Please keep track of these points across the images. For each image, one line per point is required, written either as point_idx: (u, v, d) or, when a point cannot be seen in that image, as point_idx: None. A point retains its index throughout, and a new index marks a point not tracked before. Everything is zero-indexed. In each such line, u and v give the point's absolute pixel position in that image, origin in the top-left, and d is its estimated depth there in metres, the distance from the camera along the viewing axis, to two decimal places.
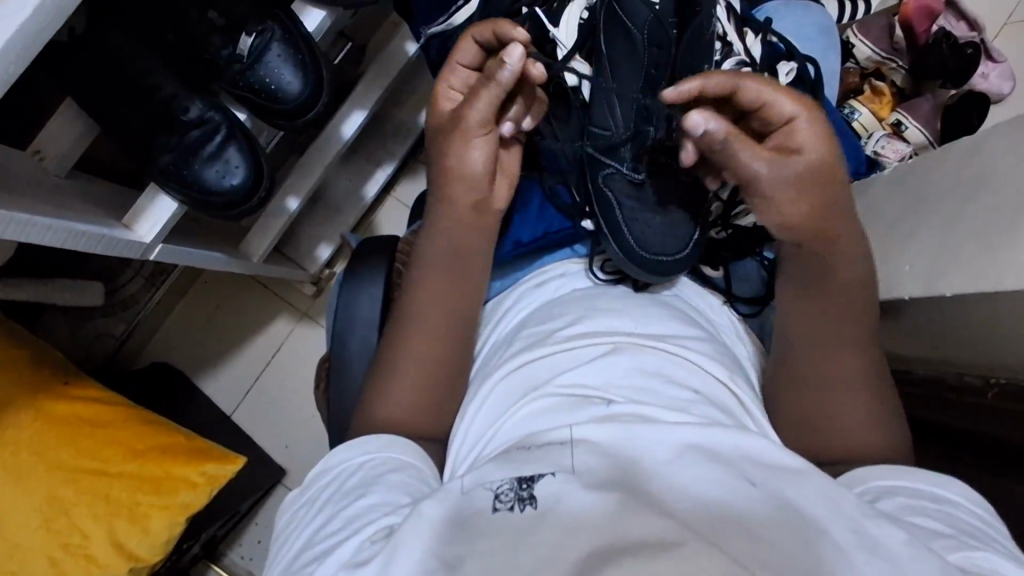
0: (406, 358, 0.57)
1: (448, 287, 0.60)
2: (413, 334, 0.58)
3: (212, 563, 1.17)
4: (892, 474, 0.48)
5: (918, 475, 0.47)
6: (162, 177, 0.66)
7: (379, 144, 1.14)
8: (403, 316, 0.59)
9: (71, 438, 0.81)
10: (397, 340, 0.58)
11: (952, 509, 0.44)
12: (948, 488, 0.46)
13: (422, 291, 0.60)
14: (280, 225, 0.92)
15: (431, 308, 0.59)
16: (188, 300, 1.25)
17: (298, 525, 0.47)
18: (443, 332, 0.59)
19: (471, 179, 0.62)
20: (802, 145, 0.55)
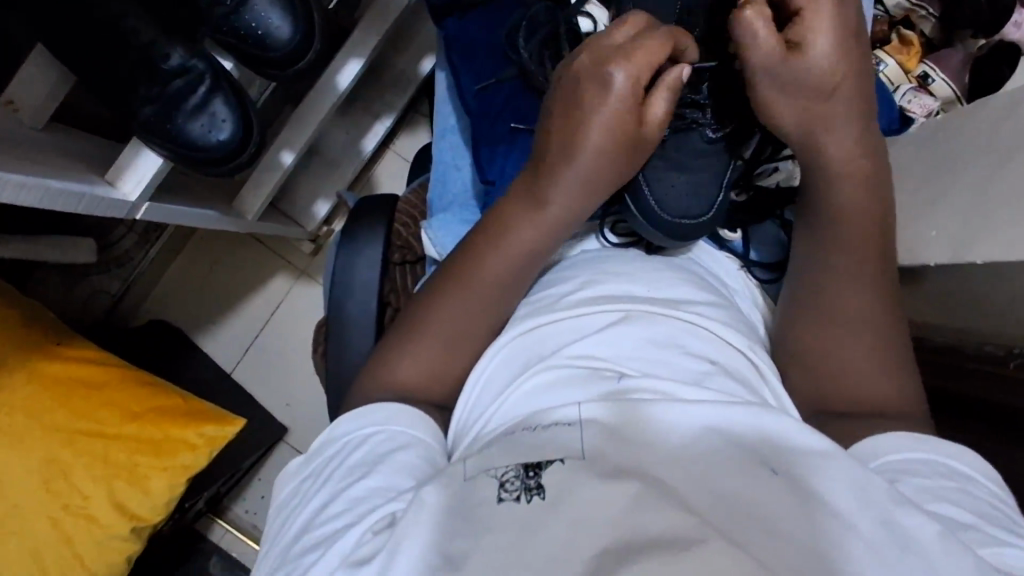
0: (431, 330, 0.53)
1: (523, 258, 0.55)
2: (444, 304, 0.54)
3: (217, 517, 1.18)
4: (909, 446, 0.45)
5: (932, 444, 0.45)
6: (146, 133, 0.61)
7: (377, 95, 1.08)
8: (457, 286, 0.54)
9: (66, 400, 0.80)
10: (428, 309, 0.54)
11: (971, 488, 0.42)
12: (964, 463, 0.44)
13: (467, 286, 0.54)
14: (274, 179, 0.88)
15: (490, 282, 0.54)
16: (183, 257, 1.23)
17: (297, 504, 0.46)
18: (490, 306, 0.54)
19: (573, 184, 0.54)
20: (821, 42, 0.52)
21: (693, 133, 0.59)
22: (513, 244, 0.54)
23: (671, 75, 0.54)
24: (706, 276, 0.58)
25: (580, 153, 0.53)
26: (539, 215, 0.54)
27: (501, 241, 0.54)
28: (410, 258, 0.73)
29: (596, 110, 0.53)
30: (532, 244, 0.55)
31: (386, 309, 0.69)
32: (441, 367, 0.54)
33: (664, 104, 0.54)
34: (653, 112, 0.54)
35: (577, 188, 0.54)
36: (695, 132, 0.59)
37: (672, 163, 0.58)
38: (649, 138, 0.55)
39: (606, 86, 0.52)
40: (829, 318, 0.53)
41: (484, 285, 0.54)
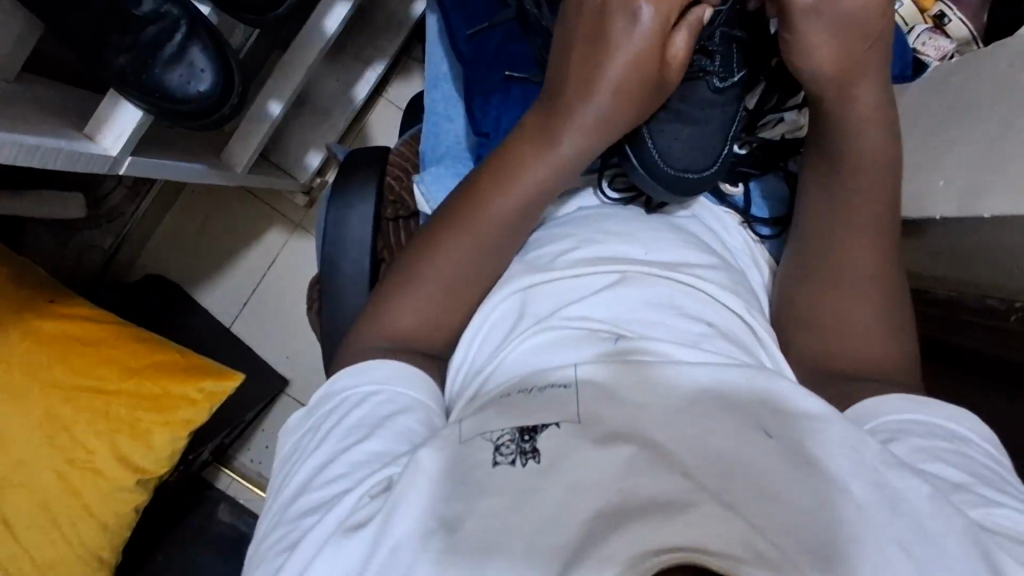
0: (431, 276, 0.53)
1: (530, 202, 0.53)
2: (445, 252, 0.53)
3: (223, 466, 1.22)
4: (906, 408, 0.46)
5: (931, 407, 0.46)
6: (121, 83, 0.58)
7: (368, 39, 1.04)
8: (460, 230, 0.53)
9: (64, 357, 0.80)
10: (428, 256, 0.53)
11: (967, 449, 0.42)
12: (960, 425, 0.44)
13: (466, 232, 0.53)
14: (263, 130, 0.85)
15: (493, 227, 0.53)
16: (176, 210, 1.21)
17: (294, 464, 0.46)
18: (494, 252, 0.53)
19: (583, 125, 0.51)
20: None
21: (701, 82, 0.56)
22: (521, 187, 0.53)
23: (696, 15, 0.51)
24: (706, 235, 0.57)
25: (592, 91, 0.51)
26: (549, 156, 0.52)
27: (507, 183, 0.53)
28: (403, 213, 0.71)
29: (620, 46, 0.50)
30: (539, 186, 0.53)
31: (380, 265, 0.68)
32: (438, 322, 0.53)
33: (686, 41, 0.51)
34: (675, 52, 0.51)
35: (591, 129, 0.52)
36: (703, 82, 0.56)
37: (677, 114, 0.56)
38: (668, 81, 0.52)
39: (633, 20, 0.49)
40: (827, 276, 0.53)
41: (488, 228, 0.53)
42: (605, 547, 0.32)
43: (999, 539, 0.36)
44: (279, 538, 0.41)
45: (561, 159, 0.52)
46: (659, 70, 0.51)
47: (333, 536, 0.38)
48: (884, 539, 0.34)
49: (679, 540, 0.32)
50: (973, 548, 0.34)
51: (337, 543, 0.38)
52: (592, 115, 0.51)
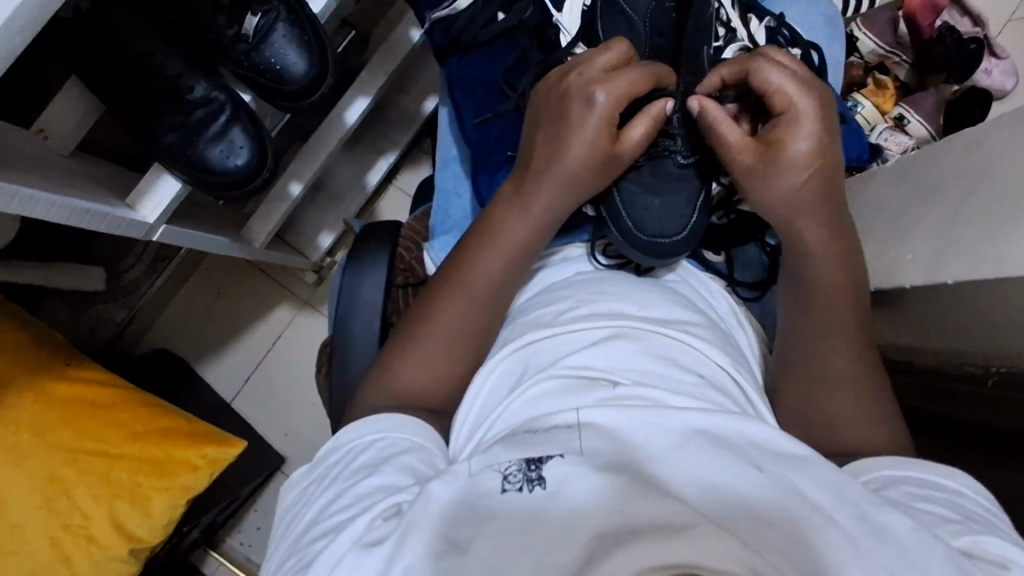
0: (432, 335, 0.56)
1: (514, 256, 0.59)
2: (443, 311, 0.57)
3: (212, 549, 1.18)
4: (897, 465, 0.48)
5: (922, 464, 0.48)
6: (167, 157, 0.66)
7: (382, 132, 1.14)
8: (455, 285, 0.58)
9: (73, 419, 0.81)
10: (429, 313, 0.57)
11: (958, 498, 0.44)
12: (954, 480, 0.46)
13: (461, 289, 0.57)
14: (283, 209, 0.92)
15: (482, 284, 0.57)
16: (189, 287, 1.26)
17: (305, 502, 0.48)
18: (484, 306, 0.57)
19: (564, 187, 0.59)
20: (786, 128, 0.55)
21: (666, 160, 0.62)
22: (507, 240, 0.58)
23: (657, 107, 0.58)
24: (694, 296, 0.61)
25: (563, 159, 0.58)
26: (531, 219, 0.59)
27: (497, 242, 0.58)
28: (412, 281, 0.76)
29: (581, 120, 0.57)
30: (520, 241, 0.59)
31: (388, 328, 0.72)
32: (443, 372, 0.56)
33: (642, 131, 0.58)
34: (629, 136, 0.58)
35: (557, 186, 0.58)
36: (668, 159, 0.62)
37: (650, 187, 0.62)
38: (621, 156, 0.59)
39: (588, 103, 0.57)
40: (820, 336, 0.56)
41: (483, 283, 0.57)
42: (612, 559, 0.36)
43: (981, 565, 0.38)
44: (295, 562, 0.43)
45: (534, 219, 0.59)
46: (614, 148, 0.58)
47: (349, 553, 0.41)
48: (874, 568, 0.37)
49: (683, 556, 0.35)
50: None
51: (352, 562, 0.40)
52: (564, 173, 0.58)
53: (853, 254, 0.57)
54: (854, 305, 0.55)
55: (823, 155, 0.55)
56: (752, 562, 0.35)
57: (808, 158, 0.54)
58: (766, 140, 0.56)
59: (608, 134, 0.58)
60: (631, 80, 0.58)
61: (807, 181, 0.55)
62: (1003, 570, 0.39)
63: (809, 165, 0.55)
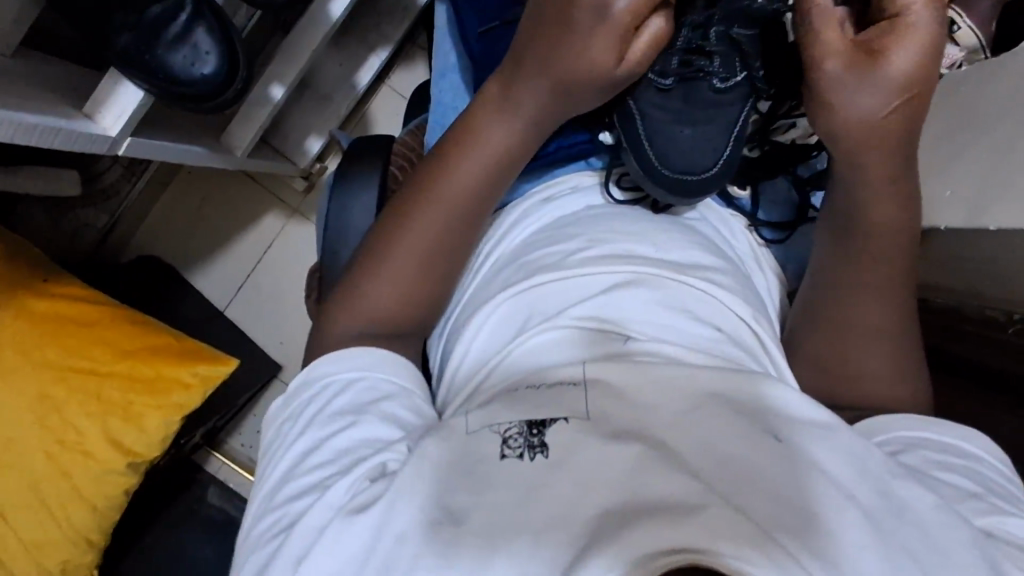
0: (399, 254, 0.52)
1: (493, 170, 0.53)
2: (411, 225, 0.52)
3: (213, 450, 1.21)
4: (916, 426, 0.46)
5: (938, 425, 0.46)
6: (122, 62, 0.57)
7: (373, 24, 1.02)
8: (427, 199, 0.52)
9: (58, 337, 0.79)
10: (397, 228, 0.52)
11: (976, 466, 0.43)
12: (971, 445, 0.45)
13: (435, 201, 0.52)
14: (267, 112, 0.84)
15: (456, 198, 0.52)
16: (172, 191, 1.19)
17: (281, 444, 0.46)
18: (457, 224, 0.53)
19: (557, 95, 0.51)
20: (900, 37, 0.46)
21: (701, 82, 0.55)
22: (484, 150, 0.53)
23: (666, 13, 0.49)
24: (715, 239, 0.56)
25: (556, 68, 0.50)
26: (509, 131, 0.52)
27: (474, 150, 0.52)
28: None
29: (584, 35, 0.48)
30: (498, 153, 0.53)
31: None
32: (413, 292, 0.53)
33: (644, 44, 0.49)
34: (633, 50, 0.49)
35: (547, 95, 0.51)
36: (702, 82, 0.55)
37: (679, 114, 0.55)
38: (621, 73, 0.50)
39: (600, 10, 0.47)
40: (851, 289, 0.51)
41: (455, 193, 0.52)
42: (622, 539, 0.33)
43: (1006, 548, 0.37)
44: (271, 523, 0.41)
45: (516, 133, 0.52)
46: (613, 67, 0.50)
47: (333, 520, 0.38)
48: (895, 546, 0.35)
49: (697, 542, 0.32)
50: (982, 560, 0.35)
51: (336, 529, 0.38)
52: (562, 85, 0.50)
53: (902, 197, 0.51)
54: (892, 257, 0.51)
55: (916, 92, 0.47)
56: (768, 549, 0.32)
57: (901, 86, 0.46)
58: (874, 45, 0.47)
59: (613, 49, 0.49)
60: None
61: (895, 109, 0.47)
62: None
63: (901, 92, 0.46)
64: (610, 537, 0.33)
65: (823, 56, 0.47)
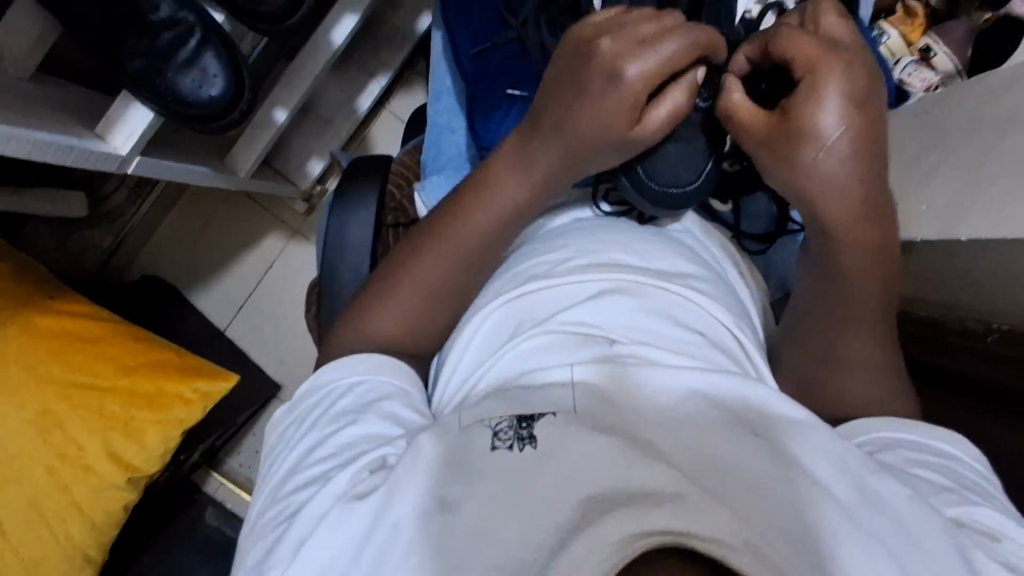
0: (407, 285, 0.55)
1: (508, 218, 0.56)
2: (421, 262, 0.55)
3: (212, 470, 1.21)
4: (895, 428, 0.48)
5: (918, 427, 0.48)
6: (134, 86, 0.60)
7: (373, 52, 1.06)
8: (441, 240, 0.55)
9: (61, 353, 0.81)
10: (408, 264, 0.56)
11: (953, 465, 0.44)
12: (949, 445, 0.46)
13: (449, 243, 0.55)
14: (268, 136, 0.87)
15: (470, 242, 0.55)
16: (175, 213, 1.22)
17: (288, 443, 0.48)
18: (469, 264, 0.55)
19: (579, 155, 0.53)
20: (801, 99, 0.47)
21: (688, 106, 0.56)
22: (495, 203, 0.55)
23: (691, 77, 0.51)
24: (699, 249, 0.58)
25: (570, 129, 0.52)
26: (525, 180, 0.55)
27: (488, 199, 0.55)
28: (404, 221, 0.73)
29: (594, 103, 0.50)
30: (514, 202, 0.55)
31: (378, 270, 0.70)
32: (419, 323, 0.56)
33: (665, 111, 0.51)
34: (656, 114, 0.51)
35: (562, 156, 0.54)
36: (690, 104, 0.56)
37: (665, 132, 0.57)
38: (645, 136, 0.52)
39: (614, 79, 0.49)
40: (831, 296, 0.52)
41: (470, 238, 0.55)
42: (602, 524, 0.35)
43: (975, 537, 0.38)
44: (276, 512, 0.43)
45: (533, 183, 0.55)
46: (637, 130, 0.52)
47: (334, 507, 0.40)
48: (869, 535, 0.36)
49: (665, 524, 0.34)
50: (952, 549, 0.37)
51: (336, 516, 0.40)
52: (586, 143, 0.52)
53: None
54: None
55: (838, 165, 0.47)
56: (746, 535, 0.34)
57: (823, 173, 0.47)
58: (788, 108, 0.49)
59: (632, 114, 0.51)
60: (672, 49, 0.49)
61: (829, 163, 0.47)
62: (995, 541, 0.39)
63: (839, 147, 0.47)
64: (595, 521, 0.35)
65: (742, 123, 0.51)
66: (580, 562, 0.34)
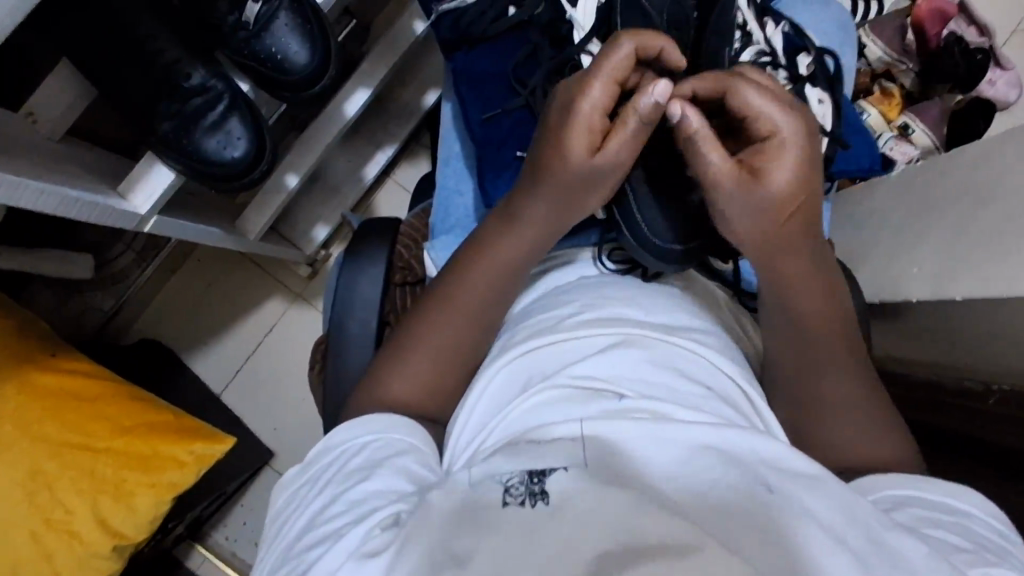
0: (418, 348, 0.56)
1: (502, 276, 0.58)
2: (431, 325, 0.57)
3: (197, 543, 1.16)
4: (904, 484, 0.48)
5: (930, 483, 0.47)
6: (162, 147, 0.64)
7: (382, 125, 1.12)
8: (445, 301, 0.58)
9: (57, 411, 0.79)
10: (418, 328, 0.57)
11: (968, 522, 0.44)
12: (961, 500, 0.46)
13: (451, 306, 0.57)
14: (277, 201, 0.90)
15: (473, 301, 0.57)
16: (179, 277, 1.23)
17: (300, 503, 0.48)
18: (475, 322, 0.58)
19: (561, 186, 0.56)
20: (774, 163, 0.53)
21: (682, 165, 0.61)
22: (487, 262, 0.58)
23: (648, 99, 0.53)
24: (699, 305, 0.60)
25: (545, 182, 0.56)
26: (513, 239, 0.58)
27: (478, 263, 0.58)
28: (410, 279, 0.75)
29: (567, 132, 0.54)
30: (508, 259, 0.58)
31: (385, 329, 0.71)
32: (431, 383, 0.56)
33: (625, 135, 0.54)
34: (613, 141, 0.55)
35: (546, 211, 0.58)
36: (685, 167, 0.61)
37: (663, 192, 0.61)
38: (606, 161, 0.55)
39: (584, 99, 0.54)
40: (820, 349, 0.55)
41: (470, 300, 0.57)
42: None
43: None
44: (287, 572, 0.43)
45: (518, 245, 0.58)
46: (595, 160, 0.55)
47: (346, 563, 0.40)
48: None
49: None
50: None
51: (348, 572, 0.40)
52: (567, 175, 0.56)
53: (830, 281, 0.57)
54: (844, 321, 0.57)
55: (807, 181, 0.54)
56: None
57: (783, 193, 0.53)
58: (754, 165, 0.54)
59: (590, 140, 0.55)
60: (609, 70, 0.54)
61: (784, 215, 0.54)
62: None
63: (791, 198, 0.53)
64: None
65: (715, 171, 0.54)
66: None
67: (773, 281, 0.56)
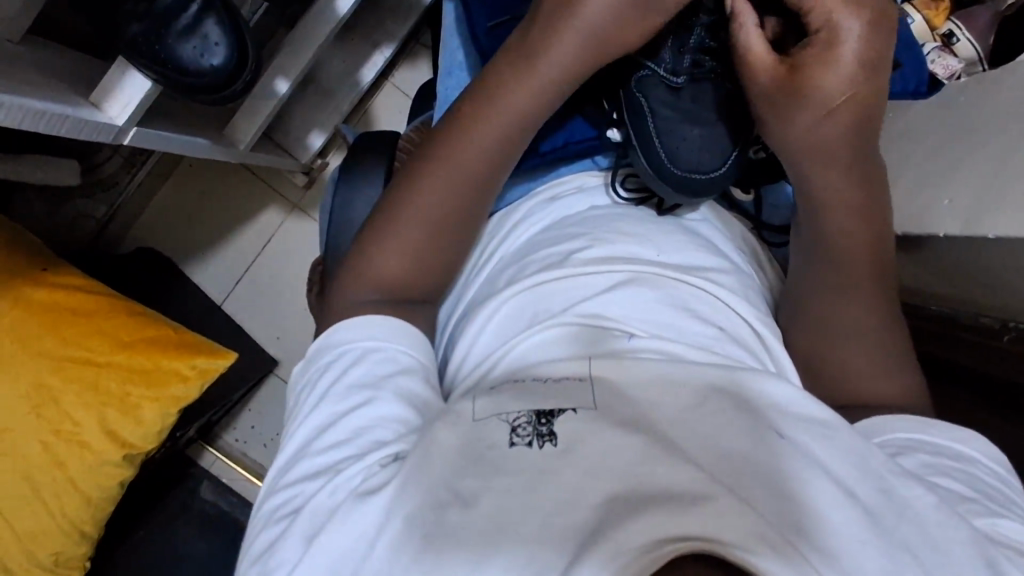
0: (410, 215, 0.53)
1: (502, 143, 0.54)
2: (421, 195, 0.53)
3: (208, 445, 1.20)
4: (912, 428, 0.46)
5: (937, 428, 0.46)
6: (132, 51, 0.58)
7: (378, 22, 1.03)
8: (439, 162, 0.53)
9: (55, 326, 0.79)
10: (406, 196, 0.53)
11: (973, 469, 0.43)
12: (968, 446, 0.45)
13: (445, 164, 0.53)
14: (269, 108, 0.83)
15: (468, 163, 0.53)
16: (171, 184, 1.19)
17: (296, 415, 0.47)
18: (469, 188, 0.54)
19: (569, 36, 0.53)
20: (827, 63, 0.50)
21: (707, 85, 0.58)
22: (492, 126, 0.53)
23: None
24: (714, 238, 0.57)
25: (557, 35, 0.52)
26: (514, 105, 0.53)
27: (476, 126, 0.53)
28: None
29: None
30: (510, 125, 0.54)
31: None
32: (419, 271, 0.53)
33: None
34: None
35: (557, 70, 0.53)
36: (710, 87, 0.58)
37: (687, 114, 0.56)
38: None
39: None
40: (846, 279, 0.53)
41: (466, 163, 0.53)
42: (631, 524, 0.35)
43: (1006, 551, 0.38)
44: (284, 503, 0.43)
45: (518, 111, 0.54)
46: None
47: (346, 502, 0.40)
48: (895, 544, 0.35)
49: (697, 530, 0.34)
50: (980, 558, 0.36)
51: (347, 511, 0.40)
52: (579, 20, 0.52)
53: (868, 214, 0.53)
54: (876, 255, 0.53)
55: (861, 84, 0.50)
56: (771, 536, 0.34)
57: (830, 97, 0.50)
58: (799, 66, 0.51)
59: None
60: None
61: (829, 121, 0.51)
62: None
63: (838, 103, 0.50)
64: (615, 528, 0.35)
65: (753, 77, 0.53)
66: (616, 552, 0.34)
67: (808, 206, 0.54)
